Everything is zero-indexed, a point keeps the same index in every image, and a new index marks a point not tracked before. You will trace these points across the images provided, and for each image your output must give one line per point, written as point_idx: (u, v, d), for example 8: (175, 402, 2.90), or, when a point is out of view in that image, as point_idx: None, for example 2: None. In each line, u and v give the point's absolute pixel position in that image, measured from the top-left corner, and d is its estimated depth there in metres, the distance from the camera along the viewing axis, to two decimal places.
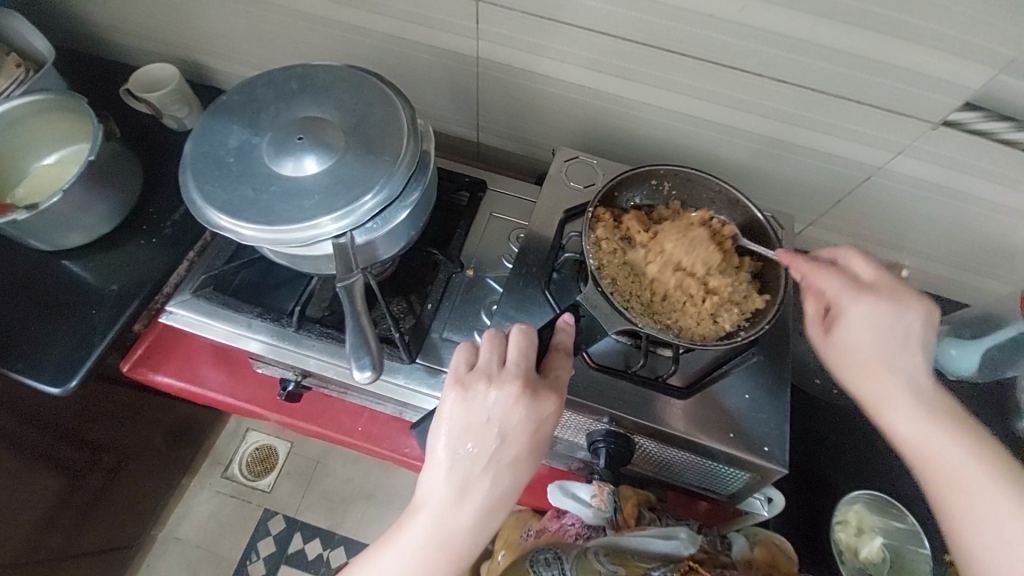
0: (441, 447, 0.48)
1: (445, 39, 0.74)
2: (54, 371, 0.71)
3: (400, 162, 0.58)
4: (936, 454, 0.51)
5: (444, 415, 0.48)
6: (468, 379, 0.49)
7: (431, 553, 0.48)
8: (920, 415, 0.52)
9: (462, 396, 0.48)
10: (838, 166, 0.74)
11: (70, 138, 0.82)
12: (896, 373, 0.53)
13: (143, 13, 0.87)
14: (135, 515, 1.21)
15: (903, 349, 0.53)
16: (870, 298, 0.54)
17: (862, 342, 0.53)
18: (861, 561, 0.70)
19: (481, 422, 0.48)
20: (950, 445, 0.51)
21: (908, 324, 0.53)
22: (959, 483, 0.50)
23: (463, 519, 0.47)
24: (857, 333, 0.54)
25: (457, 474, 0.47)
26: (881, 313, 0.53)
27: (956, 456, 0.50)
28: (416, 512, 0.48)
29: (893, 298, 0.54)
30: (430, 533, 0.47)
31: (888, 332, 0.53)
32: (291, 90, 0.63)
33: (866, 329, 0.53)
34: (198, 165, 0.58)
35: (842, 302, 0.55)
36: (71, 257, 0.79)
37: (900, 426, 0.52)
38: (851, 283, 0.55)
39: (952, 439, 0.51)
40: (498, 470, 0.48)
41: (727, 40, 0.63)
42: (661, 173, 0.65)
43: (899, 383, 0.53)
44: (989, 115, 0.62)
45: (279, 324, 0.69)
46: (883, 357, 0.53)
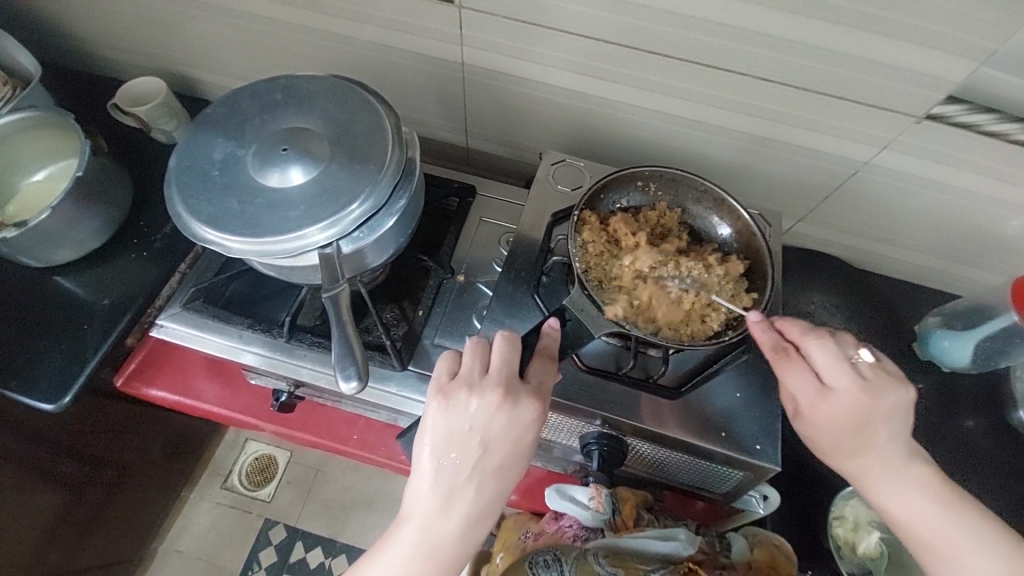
0: (425, 457, 0.48)
1: (430, 46, 0.74)
2: (46, 388, 0.71)
3: (385, 170, 0.58)
4: (933, 536, 0.52)
5: (427, 424, 0.48)
6: (451, 388, 0.49)
7: (419, 563, 0.47)
8: (907, 498, 0.52)
9: (444, 405, 0.49)
10: (825, 161, 0.74)
11: (59, 154, 0.82)
12: (877, 462, 0.52)
13: (128, 27, 0.88)
14: (136, 529, 1.21)
15: (877, 439, 0.52)
16: (834, 401, 0.51)
17: (835, 441, 0.52)
18: (860, 556, 0.70)
19: (464, 430, 0.48)
20: (939, 523, 0.52)
21: (874, 416, 0.51)
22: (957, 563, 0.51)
23: (450, 528, 0.47)
24: (828, 434, 0.52)
25: (441, 483, 0.47)
26: (850, 413, 0.51)
27: (945, 533, 0.51)
28: (403, 522, 0.48)
29: (856, 397, 0.51)
30: (417, 543, 0.47)
31: (858, 428, 0.52)
32: (275, 101, 0.63)
33: (835, 429, 0.52)
34: (184, 179, 0.58)
35: (810, 408, 0.52)
36: (63, 273, 0.79)
37: (892, 510, 0.53)
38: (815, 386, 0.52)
39: (935, 513, 0.52)
40: (482, 478, 0.48)
41: (709, 40, 0.63)
42: (646, 174, 0.66)
43: (880, 470, 0.53)
44: (971, 107, 0.63)
45: (270, 334, 0.69)
46: (859, 449, 0.52)
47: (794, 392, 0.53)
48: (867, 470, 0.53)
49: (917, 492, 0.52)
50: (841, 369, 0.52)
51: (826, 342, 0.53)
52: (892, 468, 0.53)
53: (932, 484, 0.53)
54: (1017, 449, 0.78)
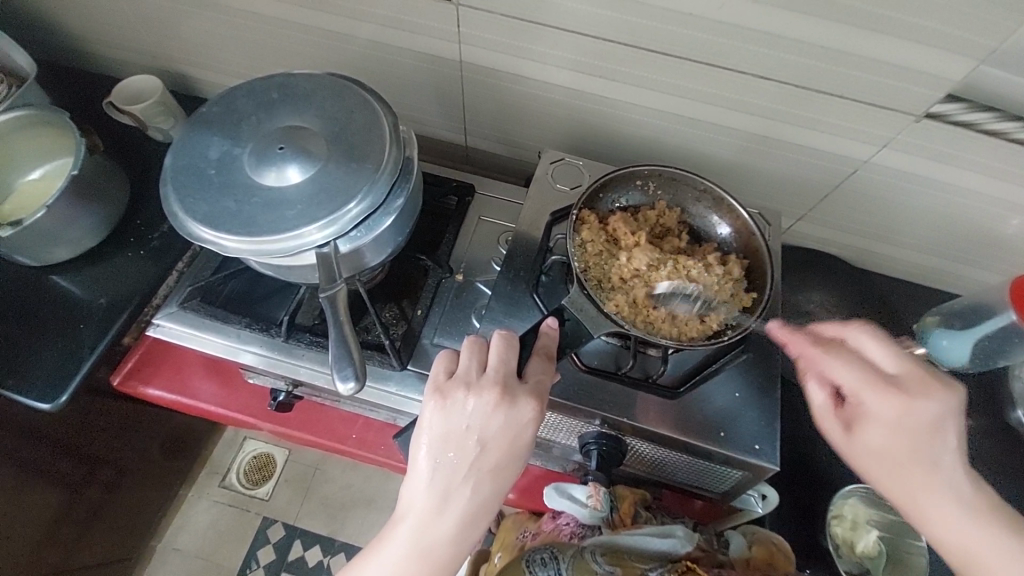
0: (422, 456, 0.48)
1: (427, 43, 0.74)
2: (43, 387, 0.71)
3: (383, 169, 0.58)
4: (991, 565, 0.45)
5: (424, 423, 0.48)
6: (448, 387, 0.49)
7: (414, 563, 0.47)
8: (962, 520, 0.47)
9: (441, 405, 0.48)
10: (824, 160, 0.74)
11: (55, 152, 0.81)
12: (930, 474, 0.48)
13: (124, 25, 0.87)
14: (134, 527, 1.21)
15: (935, 447, 0.48)
16: (894, 393, 0.48)
17: (889, 444, 0.48)
18: (858, 556, 0.70)
19: (460, 430, 0.48)
20: (997, 551, 0.46)
21: (939, 415, 0.48)
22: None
23: (446, 527, 0.47)
24: (881, 432, 0.49)
25: (438, 482, 0.47)
26: (908, 409, 0.48)
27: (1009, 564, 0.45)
28: (400, 522, 0.48)
29: (921, 389, 0.49)
30: (413, 542, 0.47)
31: (919, 429, 0.48)
32: (271, 99, 0.63)
33: (892, 427, 0.48)
34: (179, 178, 0.58)
35: (863, 399, 0.50)
36: (59, 272, 0.79)
37: (942, 531, 0.47)
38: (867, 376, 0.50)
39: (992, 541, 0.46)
40: (479, 477, 0.48)
41: (707, 38, 0.62)
42: (645, 173, 0.65)
43: (935, 485, 0.48)
44: (970, 105, 0.62)
45: (268, 334, 0.69)
46: (915, 456, 0.48)
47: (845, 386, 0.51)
48: (917, 479, 0.48)
49: (974, 514, 0.47)
50: (895, 360, 0.50)
51: (876, 335, 0.52)
52: (950, 485, 0.48)
53: (995, 511, 0.47)
54: (1015, 448, 0.78)
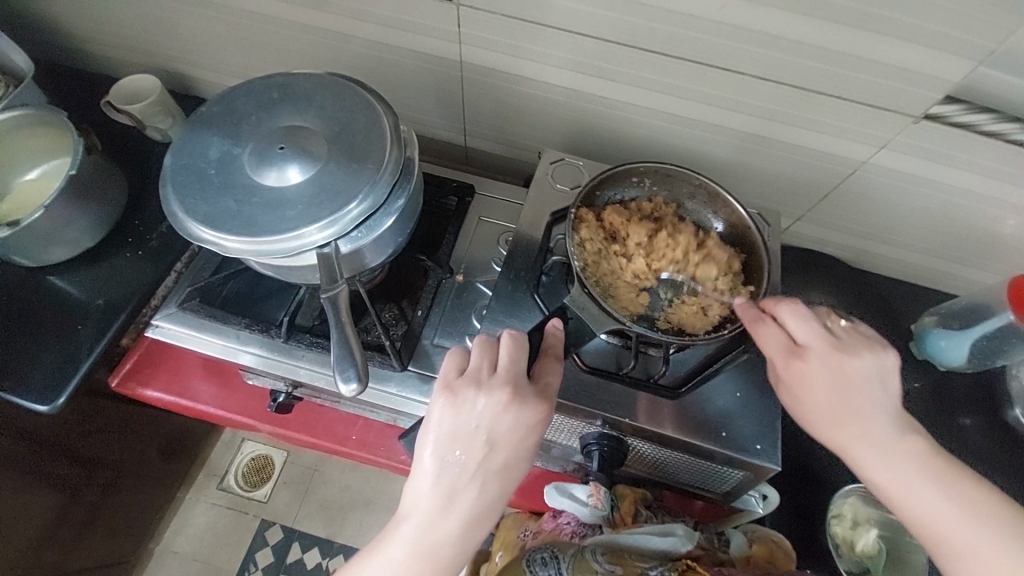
0: (429, 455, 0.47)
1: (427, 44, 0.74)
2: (41, 389, 0.70)
3: (384, 169, 0.57)
4: (924, 510, 0.47)
5: (432, 421, 0.48)
6: (458, 385, 0.49)
7: (417, 562, 0.47)
8: (898, 468, 0.49)
9: (451, 403, 0.48)
10: (824, 161, 0.74)
11: (52, 152, 0.81)
12: (856, 430, 0.50)
13: (123, 24, 0.87)
14: (132, 530, 1.20)
15: (856, 406, 0.50)
16: (809, 360, 0.52)
17: (815, 407, 0.51)
18: (858, 555, 0.70)
19: (469, 429, 0.47)
20: (932, 498, 0.47)
21: (852, 375, 0.51)
22: (953, 540, 0.46)
23: (451, 527, 0.47)
24: (806, 398, 0.51)
25: (444, 482, 0.47)
26: (825, 373, 0.51)
27: (940, 508, 0.47)
28: (403, 520, 0.48)
29: (832, 354, 0.52)
30: (416, 541, 0.47)
31: (837, 390, 0.51)
32: (271, 99, 0.62)
33: (819, 390, 0.51)
34: (179, 178, 0.57)
35: (789, 369, 0.52)
36: (56, 273, 0.78)
37: (884, 483, 0.49)
38: (791, 348, 0.53)
39: (929, 487, 0.48)
40: (486, 477, 0.48)
41: (708, 39, 0.63)
42: (641, 170, 0.65)
43: (865, 441, 0.50)
44: (968, 107, 0.62)
45: (268, 335, 0.68)
46: (838, 416, 0.50)
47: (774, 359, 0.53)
48: (844, 436, 0.50)
49: (904, 463, 0.49)
50: (814, 329, 0.53)
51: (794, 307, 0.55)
52: (876, 438, 0.50)
53: (922, 457, 0.49)
54: (1014, 447, 0.78)
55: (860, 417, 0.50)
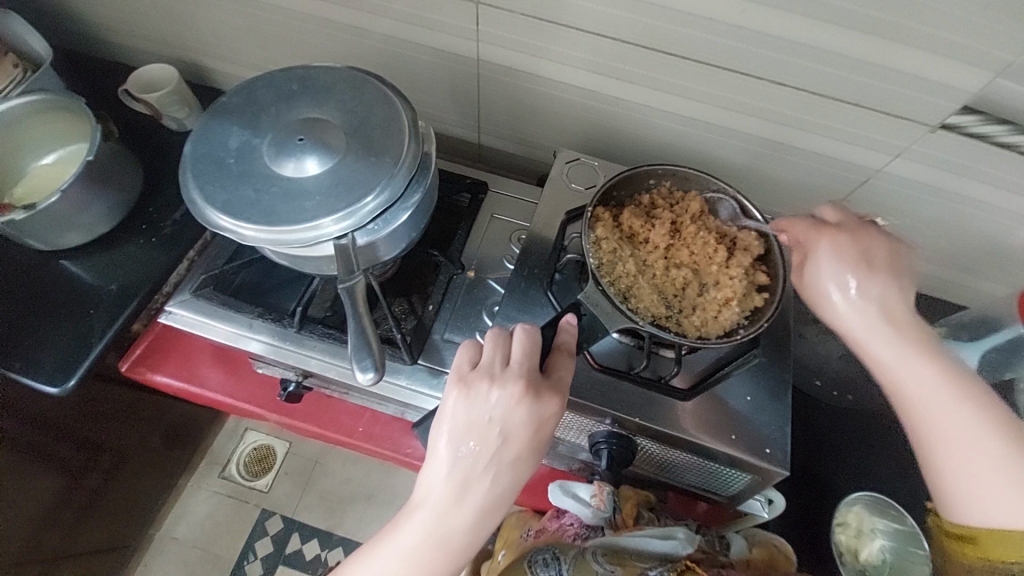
0: (443, 445, 0.48)
1: (445, 40, 0.74)
2: (53, 371, 0.71)
3: (401, 163, 0.58)
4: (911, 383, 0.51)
5: (446, 412, 0.49)
6: (472, 377, 0.50)
7: (430, 550, 0.48)
8: (899, 346, 0.52)
9: (464, 394, 0.49)
10: (837, 169, 0.74)
11: (69, 137, 0.81)
12: (868, 303, 0.53)
13: (142, 13, 0.87)
14: (134, 515, 1.21)
15: (875, 279, 0.53)
16: (835, 235, 0.55)
17: (832, 279, 0.54)
18: (861, 563, 0.71)
19: (483, 421, 0.48)
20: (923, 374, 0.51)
21: (877, 252, 0.54)
22: (938, 416, 0.50)
23: (463, 517, 0.47)
24: (826, 268, 0.55)
25: (458, 472, 0.47)
26: (849, 249, 0.54)
27: (934, 385, 0.50)
28: (416, 510, 0.48)
29: (861, 232, 0.55)
30: (429, 530, 0.47)
31: (861, 265, 0.54)
32: (291, 91, 0.63)
33: (839, 262, 0.54)
34: (199, 166, 0.58)
35: (812, 243, 0.56)
36: (70, 257, 0.79)
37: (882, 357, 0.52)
38: (819, 224, 0.57)
39: (921, 367, 0.51)
40: (500, 469, 0.48)
41: (726, 43, 0.63)
42: (659, 172, 0.66)
43: (874, 320, 0.52)
44: (988, 119, 0.62)
45: (280, 324, 0.69)
46: (853, 287, 0.53)
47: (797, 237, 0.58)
48: (856, 309, 0.53)
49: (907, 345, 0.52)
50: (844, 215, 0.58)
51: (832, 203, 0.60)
52: (888, 316, 0.53)
53: (924, 344, 0.52)
54: None
55: (876, 292, 0.53)
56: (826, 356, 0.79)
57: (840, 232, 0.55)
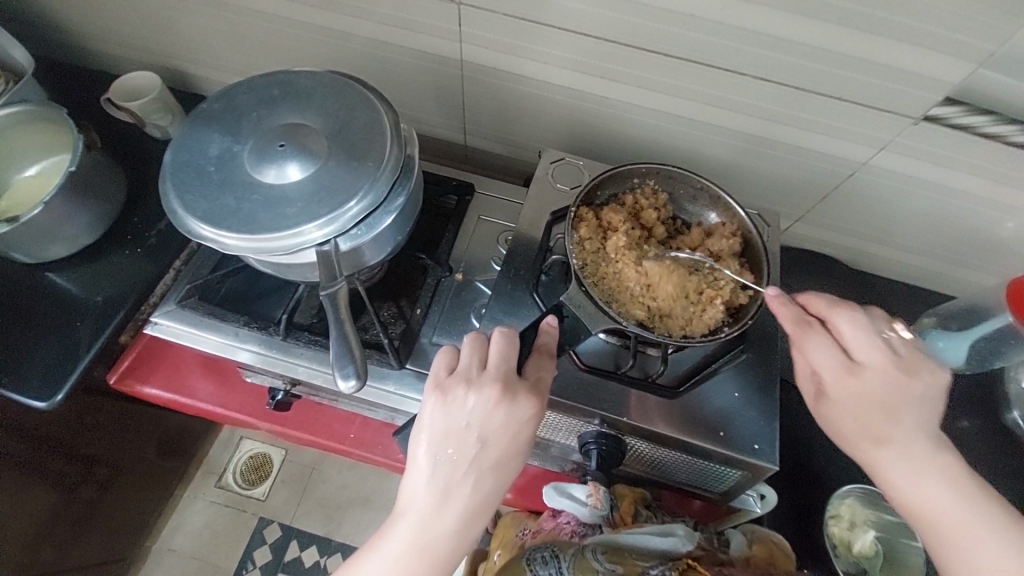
0: (422, 452, 0.48)
1: (428, 43, 0.74)
2: (40, 385, 0.70)
3: (384, 167, 0.57)
4: (940, 517, 0.49)
5: (424, 420, 0.48)
6: (448, 383, 0.49)
7: (414, 560, 0.47)
8: (932, 488, 0.49)
9: (442, 400, 0.48)
10: (823, 162, 0.74)
11: (51, 148, 0.80)
12: (896, 447, 0.50)
13: (123, 21, 0.86)
14: (130, 527, 1.20)
15: (901, 425, 0.50)
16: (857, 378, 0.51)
17: (856, 424, 0.51)
18: (855, 556, 0.71)
19: (461, 427, 0.48)
20: (952, 507, 0.49)
21: (903, 396, 0.51)
22: (972, 547, 0.48)
23: (446, 523, 0.47)
24: (848, 416, 0.51)
25: (438, 478, 0.47)
26: (874, 394, 0.50)
27: (971, 531, 0.48)
28: (400, 518, 0.48)
29: (885, 371, 0.51)
30: (413, 538, 0.47)
31: (885, 413, 0.50)
32: (271, 96, 0.62)
33: (862, 409, 0.51)
34: (179, 175, 0.57)
35: (836, 387, 0.52)
36: (55, 269, 0.78)
37: (913, 497, 0.50)
38: (844, 363, 0.52)
39: (955, 504, 0.49)
40: (480, 473, 0.48)
41: (709, 39, 0.63)
42: (643, 171, 0.66)
43: (901, 459, 0.50)
44: (969, 109, 0.62)
45: (266, 332, 0.68)
46: (880, 436, 0.50)
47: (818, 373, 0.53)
48: (887, 454, 0.50)
49: (938, 485, 0.49)
50: (871, 344, 0.52)
51: (856, 313, 0.54)
52: (916, 457, 0.50)
53: (955, 479, 0.49)
54: (1012, 449, 0.78)
55: (903, 440, 0.50)
56: None
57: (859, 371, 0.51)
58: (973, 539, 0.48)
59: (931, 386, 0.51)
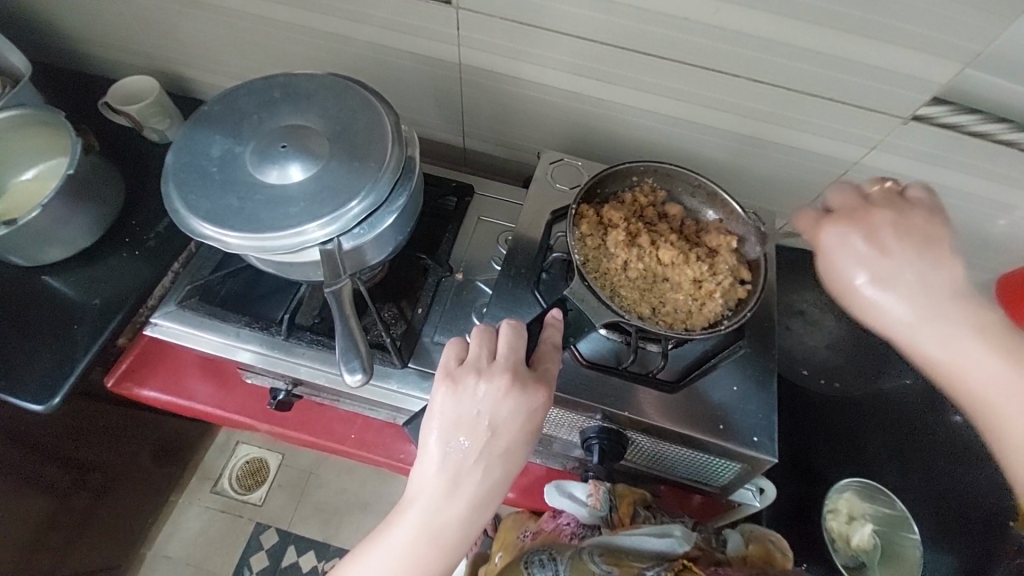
0: (433, 441, 0.48)
1: (426, 45, 0.75)
2: (37, 388, 0.70)
3: (385, 167, 0.58)
4: (967, 366, 0.45)
5: (435, 408, 0.49)
6: (459, 372, 0.50)
7: (423, 547, 0.48)
8: (958, 332, 0.45)
9: (452, 389, 0.49)
10: (816, 161, 0.75)
11: (48, 152, 0.80)
12: (917, 303, 0.46)
13: (121, 26, 0.87)
14: (125, 534, 1.19)
15: (906, 260, 0.48)
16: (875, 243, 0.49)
17: (848, 267, 0.50)
18: (853, 550, 0.72)
19: (471, 415, 0.48)
20: (976, 354, 0.44)
21: (892, 237, 0.49)
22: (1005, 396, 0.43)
23: (455, 512, 0.47)
24: (840, 259, 0.50)
25: (448, 467, 0.47)
26: (857, 232, 0.50)
27: (1004, 373, 0.43)
28: (410, 507, 0.48)
29: (863, 213, 0.52)
30: (422, 526, 0.47)
31: (876, 249, 0.49)
32: (272, 99, 0.63)
33: (851, 248, 0.50)
34: (181, 176, 0.58)
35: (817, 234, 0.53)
36: (52, 273, 0.78)
37: (937, 349, 0.45)
38: (825, 214, 0.54)
39: (982, 351, 0.44)
40: (490, 462, 0.48)
41: (703, 42, 0.64)
42: (641, 169, 0.67)
43: (914, 301, 0.46)
44: (956, 108, 0.64)
45: (268, 333, 0.69)
46: (884, 272, 0.48)
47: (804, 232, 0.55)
48: (895, 298, 0.47)
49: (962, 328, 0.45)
50: (852, 197, 0.54)
51: (848, 184, 0.57)
52: (931, 297, 0.46)
53: (982, 322, 0.45)
54: None
55: (913, 279, 0.47)
56: (813, 347, 0.80)
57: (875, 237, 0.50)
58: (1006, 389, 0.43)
59: (927, 228, 0.50)
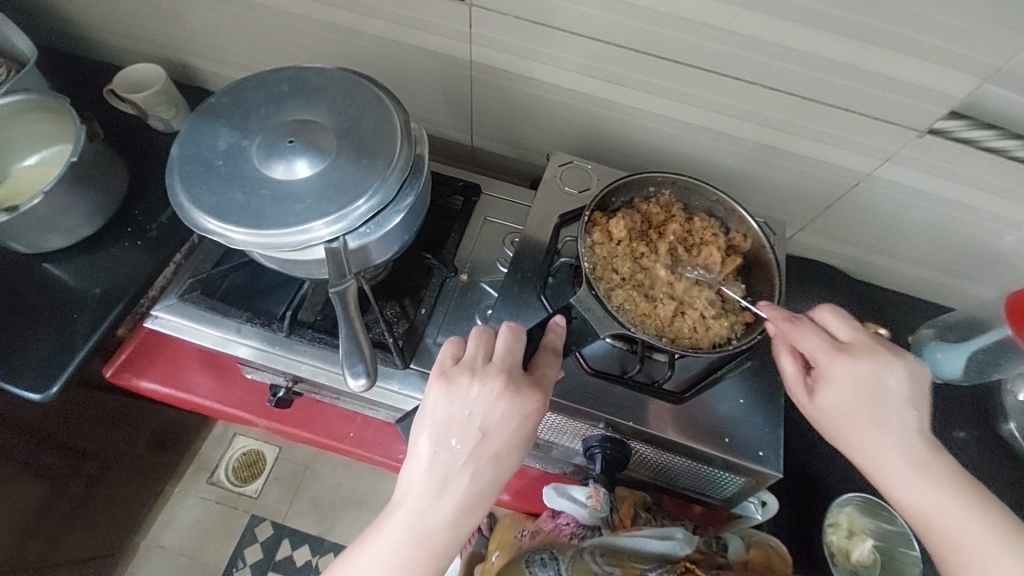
0: (423, 441, 0.47)
1: (437, 42, 0.74)
2: (34, 377, 0.69)
3: (394, 167, 0.57)
4: (933, 517, 0.49)
5: (427, 407, 0.48)
6: (454, 372, 0.49)
7: (409, 549, 0.47)
8: (925, 485, 0.49)
9: (446, 389, 0.48)
10: (828, 171, 0.74)
11: (51, 138, 0.79)
12: (898, 456, 0.50)
13: (128, 12, 0.86)
14: (119, 523, 1.19)
15: (893, 418, 0.51)
16: (858, 395, 0.51)
17: (846, 409, 0.52)
18: (853, 563, 0.72)
19: (463, 416, 0.47)
20: (941, 509, 0.49)
21: (886, 383, 0.51)
22: (959, 544, 0.48)
23: (441, 514, 0.47)
24: (837, 396, 0.52)
25: (437, 468, 0.47)
26: (861, 373, 0.51)
27: (957, 527, 0.48)
28: (398, 506, 0.48)
29: (870, 350, 0.52)
30: (410, 528, 0.47)
31: (872, 396, 0.51)
32: (282, 92, 0.62)
33: (849, 388, 0.51)
34: (186, 167, 0.57)
35: (827, 365, 0.52)
36: (52, 260, 0.77)
37: (907, 493, 0.50)
38: (830, 343, 0.53)
39: (949, 504, 0.49)
40: (479, 464, 0.47)
41: (719, 47, 0.63)
42: (659, 180, 0.66)
43: (889, 455, 0.50)
44: (972, 123, 0.63)
45: (269, 329, 0.68)
46: (873, 419, 0.51)
47: (810, 355, 0.54)
48: (879, 445, 0.51)
49: (933, 485, 0.49)
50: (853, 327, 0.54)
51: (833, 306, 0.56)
52: (906, 453, 0.50)
53: (949, 485, 0.49)
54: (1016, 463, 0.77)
55: (893, 431, 0.50)
56: None
57: (863, 394, 0.51)
58: (967, 542, 0.47)
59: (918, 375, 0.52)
